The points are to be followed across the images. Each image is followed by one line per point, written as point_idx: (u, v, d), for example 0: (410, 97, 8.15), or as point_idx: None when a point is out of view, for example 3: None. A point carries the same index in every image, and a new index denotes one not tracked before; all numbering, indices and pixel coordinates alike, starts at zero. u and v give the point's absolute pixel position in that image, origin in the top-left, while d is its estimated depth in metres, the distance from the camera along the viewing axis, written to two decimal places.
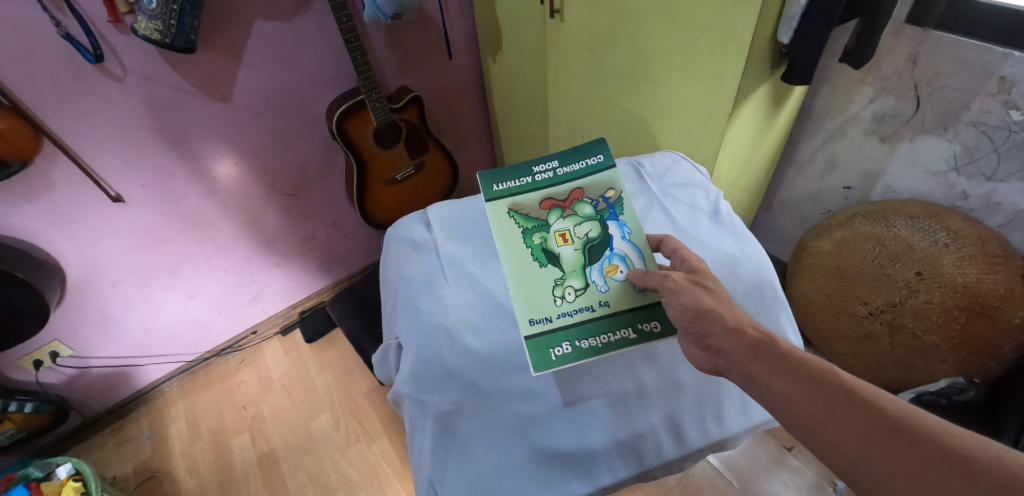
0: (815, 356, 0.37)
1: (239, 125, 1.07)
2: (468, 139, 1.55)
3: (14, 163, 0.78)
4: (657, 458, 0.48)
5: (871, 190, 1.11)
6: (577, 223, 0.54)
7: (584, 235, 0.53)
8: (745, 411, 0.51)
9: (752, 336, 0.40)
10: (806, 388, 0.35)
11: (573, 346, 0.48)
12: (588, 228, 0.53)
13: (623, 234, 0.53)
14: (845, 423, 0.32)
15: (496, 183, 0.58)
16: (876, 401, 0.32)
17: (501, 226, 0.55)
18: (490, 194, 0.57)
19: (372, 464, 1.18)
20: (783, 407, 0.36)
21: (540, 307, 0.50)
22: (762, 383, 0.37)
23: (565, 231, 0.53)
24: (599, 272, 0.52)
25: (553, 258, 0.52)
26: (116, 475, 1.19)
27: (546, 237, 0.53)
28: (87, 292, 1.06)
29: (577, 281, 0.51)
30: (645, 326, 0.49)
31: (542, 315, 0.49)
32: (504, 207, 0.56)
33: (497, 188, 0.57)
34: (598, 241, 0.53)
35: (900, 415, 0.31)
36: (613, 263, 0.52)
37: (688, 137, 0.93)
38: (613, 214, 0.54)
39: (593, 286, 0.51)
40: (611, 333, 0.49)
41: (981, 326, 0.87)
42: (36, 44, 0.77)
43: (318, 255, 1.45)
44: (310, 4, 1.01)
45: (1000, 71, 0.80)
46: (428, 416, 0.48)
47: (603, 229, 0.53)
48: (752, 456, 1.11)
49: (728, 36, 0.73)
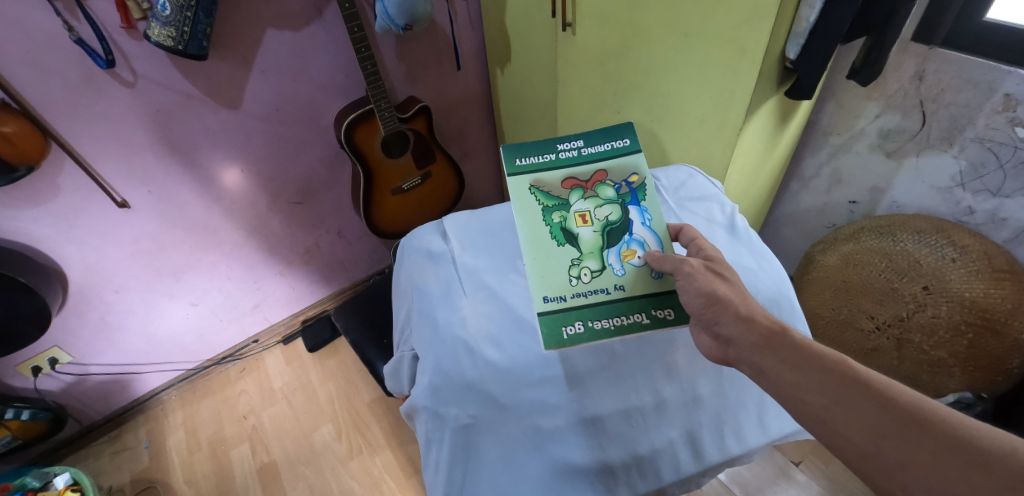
0: (827, 348, 0.37)
1: (247, 133, 1.08)
2: (474, 149, 1.55)
3: (19, 167, 0.78)
4: (674, 474, 0.47)
5: (877, 205, 1.12)
6: (598, 205, 0.54)
7: (604, 217, 0.53)
8: (763, 426, 0.51)
9: (764, 325, 0.40)
10: (819, 379, 0.35)
11: (586, 326, 0.48)
12: (609, 211, 0.54)
13: (643, 221, 0.53)
14: (857, 415, 0.31)
15: (519, 156, 0.57)
16: (890, 392, 0.32)
17: (520, 202, 0.55)
18: (512, 167, 0.57)
19: (375, 477, 1.16)
20: (793, 397, 0.35)
21: (554, 286, 0.50)
22: (773, 375, 0.37)
23: (585, 212, 0.54)
24: (616, 256, 0.52)
25: (571, 238, 0.52)
26: (113, 485, 1.17)
27: (565, 216, 0.53)
28: (88, 298, 1.05)
29: (594, 263, 0.51)
30: (659, 312, 0.49)
31: (556, 294, 0.49)
32: (525, 183, 0.56)
33: (520, 162, 0.57)
34: (618, 224, 0.53)
35: (914, 407, 0.30)
36: (631, 248, 0.52)
37: (697, 150, 0.94)
38: (635, 199, 0.55)
39: (609, 269, 0.51)
40: (625, 317, 0.49)
41: (988, 342, 0.87)
42: (48, 49, 0.78)
43: (321, 264, 1.44)
44: (321, 14, 1.02)
45: (1003, 89, 0.82)
46: (445, 430, 0.48)
47: (623, 213, 0.54)
48: (759, 470, 1.09)
49: (740, 50, 0.75)
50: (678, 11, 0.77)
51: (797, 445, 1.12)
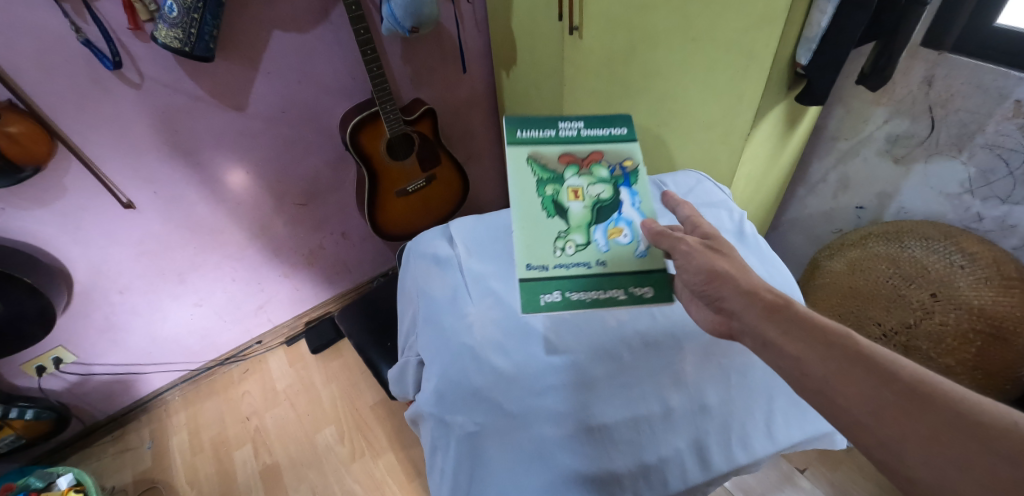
0: (830, 320, 0.36)
1: (253, 134, 1.08)
2: (480, 152, 1.55)
3: (26, 168, 0.78)
4: (681, 484, 0.46)
5: (884, 211, 1.11)
6: (591, 183, 0.53)
7: (596, 195, 0.53)
8: (771, 435, 0.49)
9: (768, 298, 0.40)
10: (823, 352, 0.34)
11: (563, 296, 0.49)
12: (601, 190, 0.53)
13: (632, 203, 0.53)
14: (858, 387, 0.31)
15: (520, 128, 0.54)
16: (894, 366, 0.31)
17: (518, 175, 0.52)
18: (512, 139, 0.54)
19: (377, 480, 1.15)
20: (794, 369, 0.35)
21: (539, 255, 0.50)
22: (775, 346, 0.37)
23: (579, 188, 0.53)
24: (602, 232, 0.51)
25: (561, 211, 0.51)
26: (116, 485, 1.17)
27: (558, 189, 0.52)
28: (94, 298, 1.05)
29: (580, 237, 0.51)
30: (636, 290, 0.50)
31: (540, 263, 0.49)
32: (523, 154, 0.53)
33: (521, 134, 0.54)
34: (608, 203, 0.53)
35: (916, 381, 0.30)
36: (618, 227, 0.52)
37: (704, 154, 0.93)
38: (627, 182, 0.54)
39: (594, 245, 0.51)
40: (602, 291, 0.50)
41: (996, 350, 0.86)
42: (57, 51, 0.78)
43: (325, 266, 1.44)
44: (328, 16, 1.02)
45: (1014, 95, 0.81)
46: (451, 438, 0.47)
47: (615, 193, 0.53)
48: (764, 476, 1.08)
49: (749, 55, 0.75)
50: (686, 14, 0.77)
51: (802, 451, 1.11)
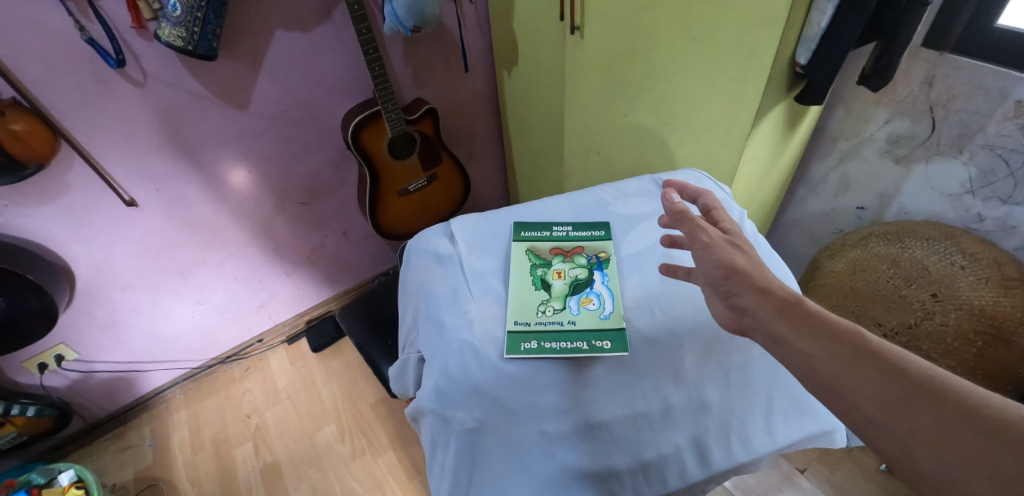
0: (841, 318, 0.36)
1: (254, 133, 1.08)
2: (481, 151, 1.56)
3: (29, 165, 0.79)
4: (680, 481, 0.46)
5: (884, 211, 1.11)
6: (572, 267, 0.63)
7: (574, 276, 0.62)
8: (770, 432, 0.49)
9: (780, 295, 0.39)
10: (832, 349, 0.33)
11: (540, 345, 0.52)
12: (579, 272, 0.62)
13: (603, 281, 0.60)
14: (866, 382, 0.31)
15: (525, 230, 0.68)
16: (902, 362, 0.31)
17: (517, 260, 0.63)
18: (518, 237, 0.66)
19: (377, 478, 1.15)
20: (805, 367, 0.34)
21: (525, 313, 0.56)
22: (786, 343, 0.36)
23: (562, 270, 0.62)
24: (576, 301, 0.59)
25: (545, 286, 0.60)
26: (117, 482, 1.17)
27: (546, 271, 0.62)
28: (96, 296, 1.06)
29: (557, 304, 0.58)
30: (598, 343, 0.52)
31: (524, 319, 0.56)
32: (523, 247, 0.65)
33: (525, 234, 0.67)
34: (584, 281, 0.61)
35: (923, 376, 0.30)
36: (590, 297, 0.59)
37: (705, 154, 0.93)
38: (601, 267, 0.62)
39: (567, 309, 0.58)
40: (571, 342, 0.53)
41: (997, 350, 0.85)
42: (61, 49, 0.79)
43: (327, 265, 1.44)
44: (330, 16, 1.03)
45: (1015, 95, 0.81)
46: (451, 434, 0.47)
47: (590, 275, 0.61)
48: (764, 477, 1.08)
49: (750, 55, 0.75)
50: (687, 14, 0.77)
51: (802, 451, 1.11)
